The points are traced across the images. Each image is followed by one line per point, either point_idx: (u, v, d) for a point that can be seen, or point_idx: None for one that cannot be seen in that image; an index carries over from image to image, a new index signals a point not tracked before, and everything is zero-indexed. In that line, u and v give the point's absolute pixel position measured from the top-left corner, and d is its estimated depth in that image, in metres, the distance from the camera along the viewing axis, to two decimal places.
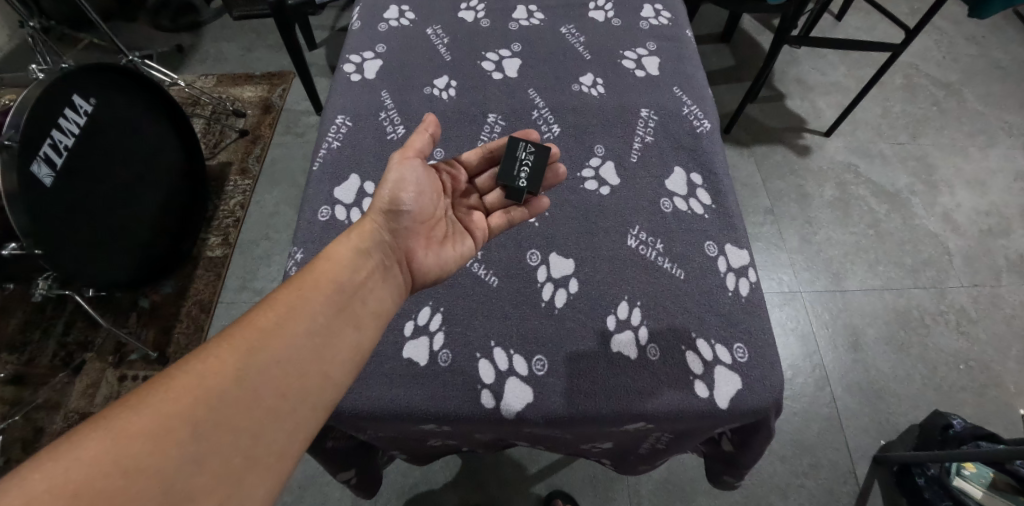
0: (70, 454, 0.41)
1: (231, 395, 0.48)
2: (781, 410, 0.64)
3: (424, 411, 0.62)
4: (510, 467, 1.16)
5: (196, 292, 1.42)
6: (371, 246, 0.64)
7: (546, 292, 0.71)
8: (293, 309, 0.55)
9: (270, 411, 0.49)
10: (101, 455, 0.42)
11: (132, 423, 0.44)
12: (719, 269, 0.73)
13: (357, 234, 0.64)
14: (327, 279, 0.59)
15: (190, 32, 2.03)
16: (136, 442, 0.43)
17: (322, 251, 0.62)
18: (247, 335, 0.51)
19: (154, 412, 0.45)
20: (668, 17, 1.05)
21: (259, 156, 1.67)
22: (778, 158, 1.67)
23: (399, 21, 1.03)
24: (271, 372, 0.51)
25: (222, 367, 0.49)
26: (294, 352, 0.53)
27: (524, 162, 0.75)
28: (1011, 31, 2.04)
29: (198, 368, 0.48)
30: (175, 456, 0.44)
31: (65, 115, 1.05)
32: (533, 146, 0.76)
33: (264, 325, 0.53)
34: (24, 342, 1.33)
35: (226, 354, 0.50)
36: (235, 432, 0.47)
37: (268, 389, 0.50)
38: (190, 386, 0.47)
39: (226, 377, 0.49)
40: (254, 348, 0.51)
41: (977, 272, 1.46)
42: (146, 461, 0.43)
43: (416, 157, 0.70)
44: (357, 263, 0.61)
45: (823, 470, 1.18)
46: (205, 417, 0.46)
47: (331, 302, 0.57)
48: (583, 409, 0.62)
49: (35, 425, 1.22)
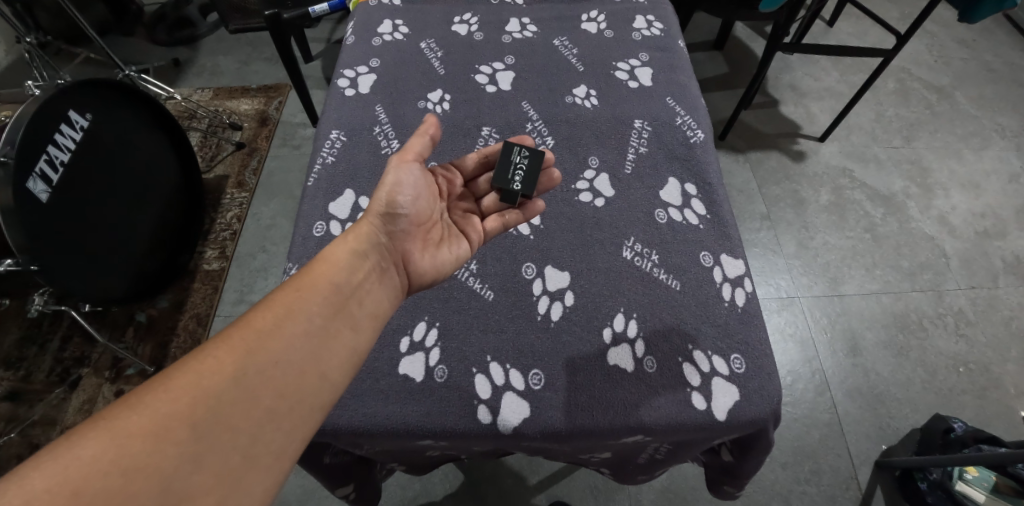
0: (70, 453, 0.41)
1: (230, 393, 0.48)
2: (779, 421, 0.64)
3: (420, 427, 0.61)
4: (510, 478, 1.15)
5: (193, 305, 1.41)
6: (367, 248, 0.63)
7: (542, 306, 0.71)
8: (293, 306, 0.55)
9: (269, 412, 0.49)
10: (99, 455, 0.42)
11: (130, 423, 0.44)
12: (715, 279, 0.73)
13: (354, 236, 0.64)
14: (327, 279, 0.58)
15: (187, 45, 2.04)
16: (135, 440, 0.43)
17: (318, 254, 0.62)
18: (251, 332, 0.52)
19: (153, 413, 0.45)
20: (660, 28, 1.06)
21: (256, 169, 1.68)
22: (773, 164, 1.68)
23: (393, 34, 1.04)
24: (269, 373, 0.50)
25: (220, 367, 0.49)
26: (291, 352, 0.52)
27: (518, 166, 0.74)
28: (1001, 34, 2.06)
29: (197, 368, 0.48)
30: (172, 457, 0.44)
31: (63, 131, 1.06)
32: (528, 150, 0.75)
33: (265, 322, 0.53)
34: (21, 357, 1.32)
35: (224, 354, 0.49)
36: (232, 431, 0.47)
37: (265, 389, 0.49)
38: (190, 385, 0.47)
39: (225, 377, 0.48)
40: (256, 348, 0.51)
41: (975, 275, 1.46)
42: (145, 460, 0.42)
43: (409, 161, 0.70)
44: (357, 264, 0.61)
45: (825, 476, 1.17)
46: (203, 414, 0.46)
47: (329, 304, 0.57)
48: (582, 422, 0.62)
49: (32, 441, 1.21)
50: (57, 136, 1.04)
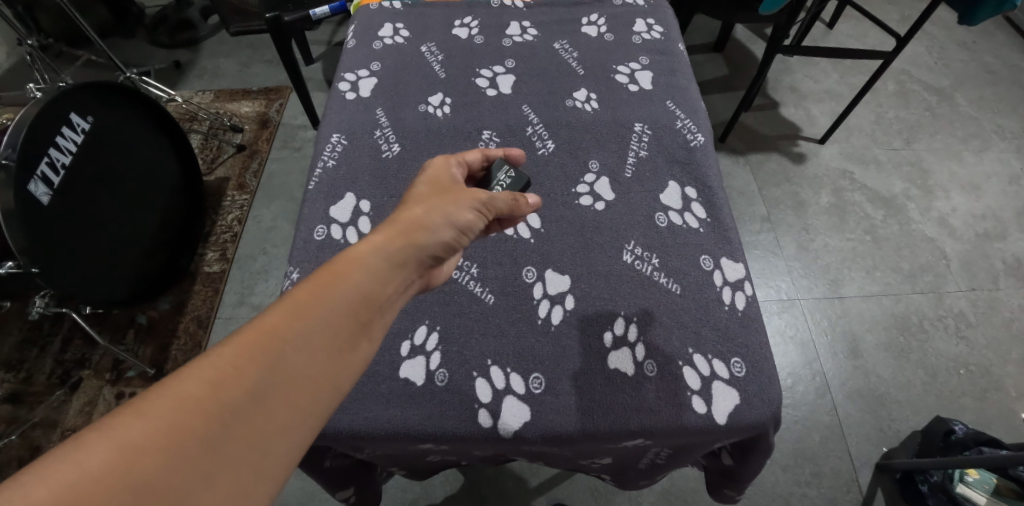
0: (51, 467, 0.32)
1: (246, 403, 0.38)
2: (779, 425, 0.64)
3: (420, 431, 0.61)
4: (510, 480, 1.15)
5: (194, 307, 1.41)
6: (410, 257, 0.52)
7: (542, 309, 0.71)
8: (319, 298, 0.44)
9: (291, 428, 0.39)
10: (87, 474, 0.32)
11: (126, 435, 0.34)
12: (715, 282, 0.73)
13: (401, 244, 0.52)
14: (361, 269, 0.48)
15: (188, 47, 2.05)
16: (131, 458, 0.33)
17: (351, 247, 0.49)
18: (270, 329, 0.41)
19: (155, 423, 0.35)
20: (660, 31, 1.06)
21: (257, 172, 1.68)
22: (773, 166, 1.68)
23: (394, 38, 1.04)
24: (289, 381, 0.40)
25: (235, 373, 0.38)
26: (317, 355, 0.42)
27: (501, 183, 0.71)
28: (1001, 36, 2.07)
29: (208, 373, 0.38)
30: (178, 479, 0.34)
31: (64, 134, 1.06)
32: (513, 174, 0.72)
33: (287, 315, 0.42)
34: (21, 360, 1.32)
35: (240, 358, 0.39)
36: (249, 448, 0.37)
37: (287, 399, 0.40)
38: (200, 391, 0.37)
39: (241, 386, 0.38)
40: (276, 349, 0.40)
41: (975, 276, 1.46)
42: (145, 484, 0.33)
43: (481, 216, 0.61)
44: (394, 260, 0.50)
45: (825, 478, 1.17)
46: (215, 428, 0.36)
47: (360, 302, 0.46)
48: (583, 426, 0.62)
49: (32, 444, 1.21)
50: (58, 139, 1.04)
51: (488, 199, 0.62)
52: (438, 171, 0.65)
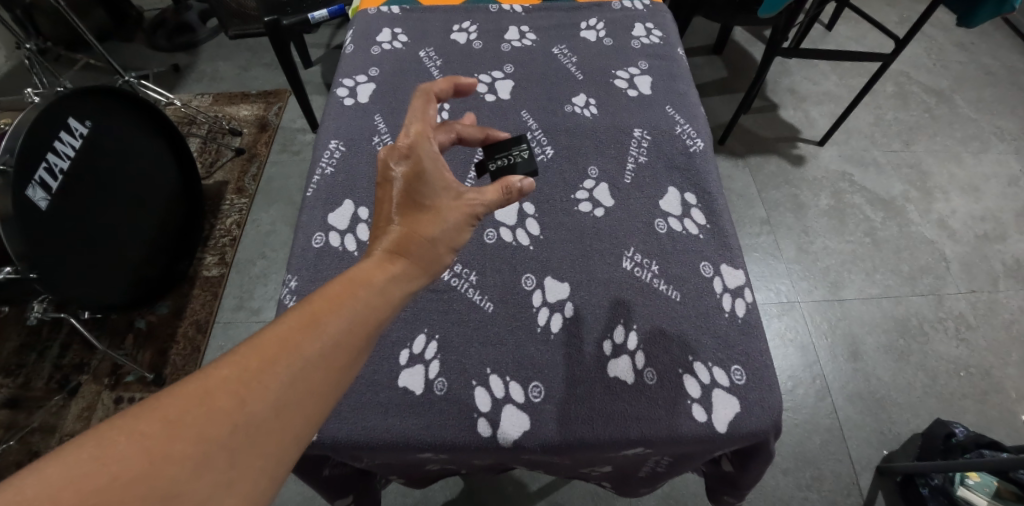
0: (78, 468, 0.31)
1: (264, 413, 0.37)
2: (780, 433, 0.64)
3: (419, 441, 0.61)
4: (510, 485, 1.15)
5: (192, 312, 1.41)
6: (411, 277, 0.50)
7: (541, 317, 0.71)
8: (333, 310, 0.43)
9: (304, 438, 0.39)
10: (111, 479, 0.31)
11: (147, 441, 0.33)
12: (715, 289, 0.73)
13: (406, 265, 0.50)
14: (374, 286, 0.46)
15: (186, 51, 2.05)
16: (154, 465, 0.32)
17: (361, 264, 0.48)
18: (287, 337, 0.40)
19: (173, 428, 0.34)
20: (660, 35, 1.06)
21: (256, 176, 1.67)
22: (773, 169, 1.68)
23: (392, 43, 1.04)
24: (302, 393, 0.39)
25: (249, 381, 0.37)
26: (332, 366, 0.41)
27: (510, 157, 0.75)
28: (999, 37, 2.07)
29: (224, 379, 0.37)
30: (200, 489, 0.33)
31: (63, 139, 1.06)
32: (527, 154, 0.75)
33: (302, 324, 0.41)
34: (20, 365, 1.32)
35: (255, 364, 0.38)
36: (264, 459, 0.36)
37: (303, 410, 0.39)
38: (220, 399, 0.36)
39: (257, 393, 0.37)
40: (292, 357, 0.39)
41: (975, 279, 1.46)
42: (169, 489, 0.32)
43: (472, 226, 0.58)
44: (402, 274, 0.49)
45: (826, 482, 1.17)
46: (235, 437, 0.35)
47: (370, 315, 0.45)
48: (581, 436, 0.61)
49: (30, 449, 1.21)
50: (56, 144, 1.04)
51: (480, 210, 0.58)
52: (421, 160, 0.58)
